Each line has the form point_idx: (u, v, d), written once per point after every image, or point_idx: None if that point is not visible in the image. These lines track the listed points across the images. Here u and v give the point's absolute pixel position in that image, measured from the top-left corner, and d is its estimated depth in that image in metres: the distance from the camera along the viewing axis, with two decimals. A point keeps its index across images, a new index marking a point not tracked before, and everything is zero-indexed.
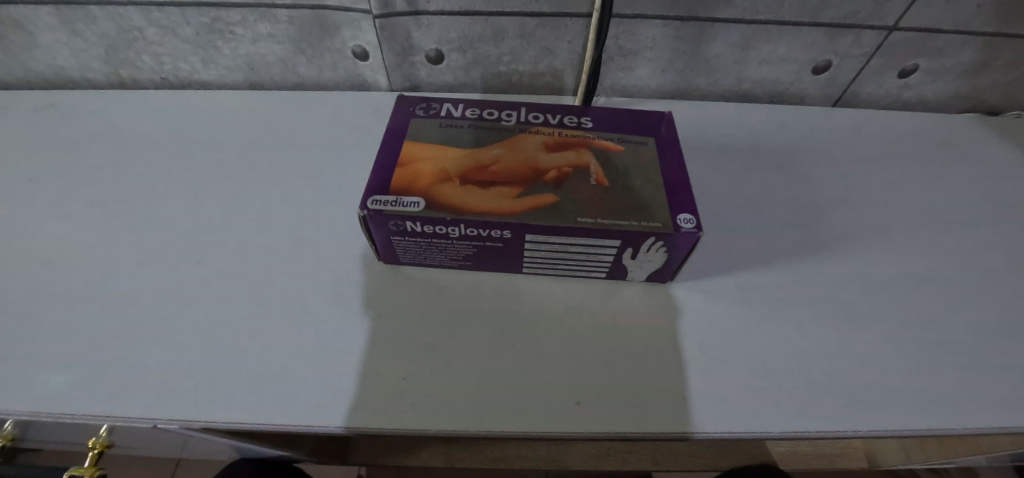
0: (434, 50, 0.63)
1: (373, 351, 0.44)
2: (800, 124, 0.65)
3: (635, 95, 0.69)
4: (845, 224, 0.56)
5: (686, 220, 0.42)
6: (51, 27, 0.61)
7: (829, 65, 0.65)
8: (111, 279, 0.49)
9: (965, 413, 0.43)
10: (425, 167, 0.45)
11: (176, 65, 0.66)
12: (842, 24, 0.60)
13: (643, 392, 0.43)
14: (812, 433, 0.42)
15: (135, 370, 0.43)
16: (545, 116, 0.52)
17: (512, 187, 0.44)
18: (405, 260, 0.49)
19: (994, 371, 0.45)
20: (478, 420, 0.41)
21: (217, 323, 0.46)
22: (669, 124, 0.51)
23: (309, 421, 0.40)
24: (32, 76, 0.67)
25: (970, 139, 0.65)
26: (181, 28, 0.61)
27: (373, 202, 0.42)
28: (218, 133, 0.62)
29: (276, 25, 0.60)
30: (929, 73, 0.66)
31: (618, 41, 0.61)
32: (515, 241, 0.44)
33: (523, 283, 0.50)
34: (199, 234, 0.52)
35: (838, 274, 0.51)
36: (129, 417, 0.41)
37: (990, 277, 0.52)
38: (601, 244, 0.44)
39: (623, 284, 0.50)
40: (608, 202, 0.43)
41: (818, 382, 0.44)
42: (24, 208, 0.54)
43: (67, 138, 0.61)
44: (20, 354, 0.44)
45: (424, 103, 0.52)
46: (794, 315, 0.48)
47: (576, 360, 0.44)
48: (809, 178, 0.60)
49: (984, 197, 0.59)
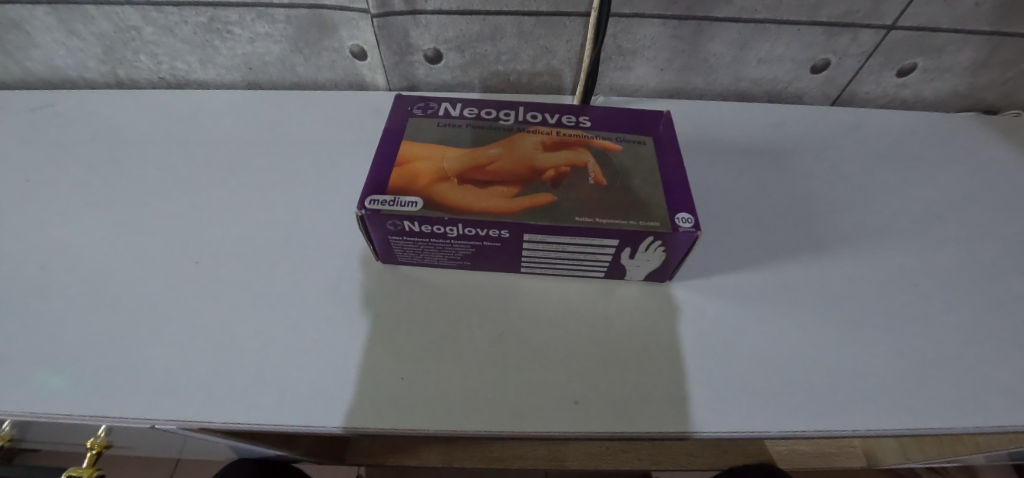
0: (431, 49, 0.63)
1: (371, 351, 0.44)
2: (799, 123, 0.65)
3: (633, 94, 0.68)
4: (844, 223, 0.56)
5: (684, 219, 0.42)
6: (47, 27, 0.61)
7: (827, 64, 0.65)
8: (109, 279, 0.49)
9: (964, 412, 0.43)
10: (422, 167, 0.45)
11: (173, 65, 0.66)
12: (840, 23, 0.60)
13: (642, 391, 0.43)
14: (810, 432, 0.42)
15: (132, 370, 0.43)
16: (543, 115, 0.52)
17: (510, 187, 0.44)
18: (403, 260, 0.49)
19: (992, 369, 0.45)
20: (477, 420, 0.41)
21: (215, 323, 0.46)
22: (667, 123, 0.51)
23: (307, 421, 0.40)
24: (29, 75, 0.67)
25: (969, 138, 0.65)
26: (178, 27, 0.61)
27: (370, 201, 0.42)
28: (216, 133, 0.62)
29: (273, 24, 0.60)
30: (927, 72, 0.66)
31: (616, 40, 0.61)
32: (514, 241, 0.44)
33: (521, 283, 0.50)
34: (197, 234, 0.52)
35: (837, 273, 0.51)
36: (126, 418, 0.41)
37: (989, 276, 0.52)
38: (599, 244, 0.44)
39: (622, 284, 0.50)
40: (606, 202, 0.43)
41: (817, 381, 0.44)
42: (21, 209, 0.54)
43: (65, 138, 0.61)
44: (17, 355, 0.44)
45: (422, 103, 0.52)
46: (793, 315, 0.48)
47: (574, 360, 0.44)
48: (807, 177, 0.60)
49: (983, 196, 0.59)
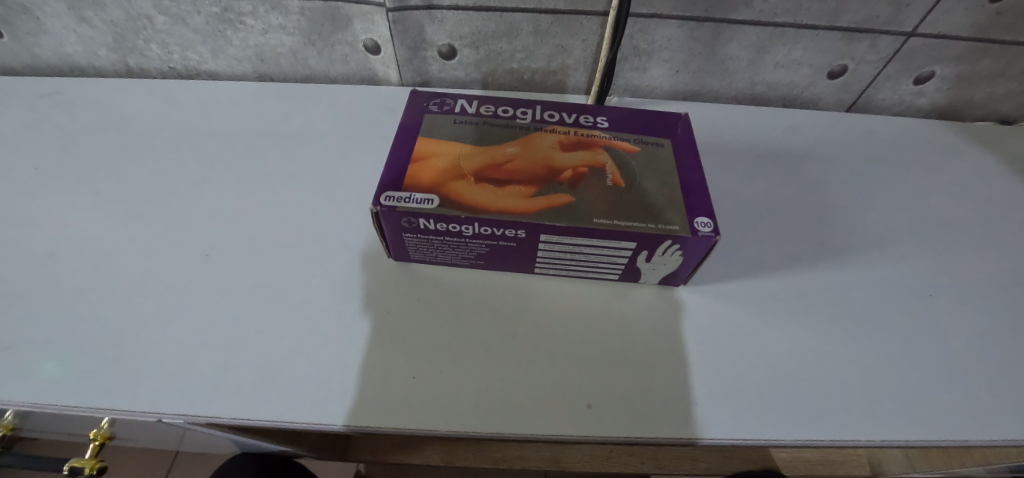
0: (446, 45, 0.62)
1: (380, 348, 0.44)
2: (813, 128, 0.65)
3: (647, 95, 0.68)
4: (858, 231, 0.55)
5: (703, 223, 0.42)
6: (58, 13, 0.60)
7: (844, 69, 0.64)
8: (115, 270, 0.48)
9: (982, 426, 0.42)
10: (437, 163, 0.45)
11: (185, 54, 0.65)
12: (860, 29, 0.59)
13: (654, 396, 0.42)
14: (824, 441, 0.41)
15: (138, 364, 0.42)
16: (560, 114, 0.51)
17: (527, 187, 0.43)
18: (415, 258, 0.49)
19: (1005, 381, 0.45)
20: (488, 421, 0.40)
21: (224, 317, 0.45)
22: (686, 125, 0.51)
23: (316, 418, 0.40)
24: (37, 61, 0.66)
25: (983, 148, 0.65)
26: (191, 17, 0.60)
27: (385, 198, 0.41)
28: (226, 124, 0.61)
29: (287, 15, 0.59)
30: (944, 80, 0.65)
31: (633, 40, 0.61)
32: (529, 241, 0.44)
33: (533, 283, 0.49)
34: (207, 226, 0.52)
35: (851, 282, 0.51)
36: (131, 411, 0.40)
37: (1004, 288, 0.51)
38: (615, 246, 0.44)
39: (635, 287, 0.50)
40: (624, 204, 0.43)
41: (829, 387, 0.44)
42: (27, 198, 0.53)
43: (72, 126, 0.60)
44: (23, 344, 0.43)
45: (437, 98, 0.51)
46: (807, 322, 0.48)
47: (586, 362, 0.44)
48: (821, 184, 0.59)
49: (996, 207, 0.58)
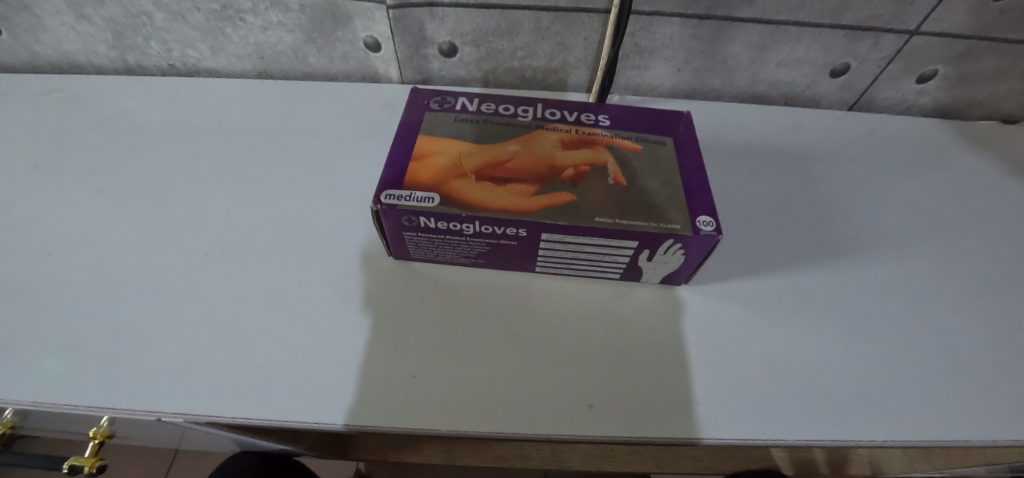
0: (446, 43, 0.62)
1: (381, 348, 0.44)
2: (814, 127, 0.65)
3: (649, 93, 0.68)
4: (860, 230, 0.55)
5: (705, 222, 0.41)
6: (57, 10, 0.60)
7: (847, 68, 0.64)
8: (114, 269, 0.48)
9: (984, 426, 0.42)
10: (438, 161, 0.44)
11: (184, 52, 0.65)
12: (862, 27, 0.59)
13: (655, 396, 0.42)
14: (825, 440, 0.41)
15: (137, 363, 0.42)
16: (562, 112, 0.51)
17: (528, 185, 0.43)
18: (416, 256, 0.49)
19: (1008, 381, 0.45)
20: (488, 420, 0.40)
21: (224, 315, 0.45)
22: (687, 124, 0.50)
23: (315, 417, 0.40)
24: (36, 58, 0.66)
25: (985, 147, 0.65)
26: (191, 14, 0.60)
27: (386, 196, 0.41)
28: (226, 122, 0.61)
29: (287, 13, 0.59)
30: (947, 79, 0.65)
31: (634, 38, 0.60)
32: (530, 240, 0.43)
33: (534, 282, 0.49)
34: (206, 225, 0.52)
35: (853, 281, 0.51)
36: (130, 410, 0.40)
37: (1007, 287, 0.51)
38: (616, 245, 0.43)
39: (636, 286, 0.49)
40: (625, 202, 0.42)
41: (831, 387, 0.44)
42: (26, 196, 0.53)
43: (71, 124, 0.60)
44: (23, 343, 0.43)
45: (438, 96, 0.51)
46: (808, 322, 0.47)
47: (586, 362, 0.44)
48: (823, 183, 0.59)
49: (998, 206, 0.58)
